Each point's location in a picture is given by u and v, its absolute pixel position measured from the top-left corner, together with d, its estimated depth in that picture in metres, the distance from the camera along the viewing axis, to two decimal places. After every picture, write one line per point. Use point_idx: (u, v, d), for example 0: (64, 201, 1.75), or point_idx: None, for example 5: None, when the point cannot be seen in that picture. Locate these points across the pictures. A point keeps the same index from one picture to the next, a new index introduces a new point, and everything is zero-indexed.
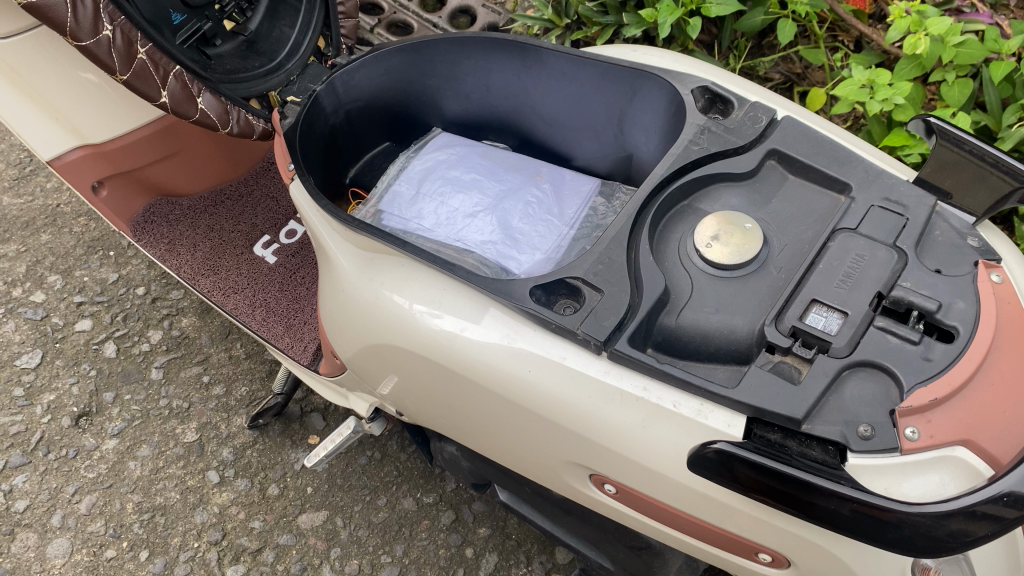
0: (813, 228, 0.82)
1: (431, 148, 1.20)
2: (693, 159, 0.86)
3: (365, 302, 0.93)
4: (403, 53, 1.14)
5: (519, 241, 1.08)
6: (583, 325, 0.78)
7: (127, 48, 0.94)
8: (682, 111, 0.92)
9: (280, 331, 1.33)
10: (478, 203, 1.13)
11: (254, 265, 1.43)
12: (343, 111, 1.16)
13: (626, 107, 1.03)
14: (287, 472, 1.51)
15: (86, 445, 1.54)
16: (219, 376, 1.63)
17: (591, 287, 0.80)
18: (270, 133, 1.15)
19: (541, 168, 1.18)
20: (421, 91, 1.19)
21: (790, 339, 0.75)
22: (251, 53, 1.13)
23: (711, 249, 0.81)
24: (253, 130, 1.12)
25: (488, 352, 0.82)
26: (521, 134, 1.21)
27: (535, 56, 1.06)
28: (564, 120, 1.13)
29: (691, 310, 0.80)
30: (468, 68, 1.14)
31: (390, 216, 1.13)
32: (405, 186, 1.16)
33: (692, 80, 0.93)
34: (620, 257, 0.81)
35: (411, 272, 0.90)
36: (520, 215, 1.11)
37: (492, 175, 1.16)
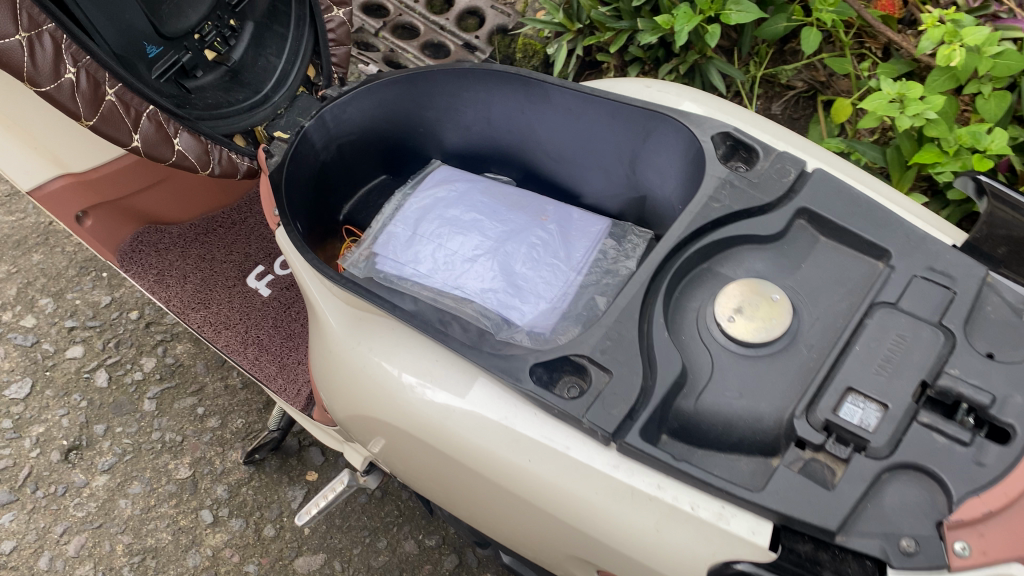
0: (847, 300, 0.73)
1: (429, 184, 1.12)
2: (714, 218, 0.77)
3: (352, 366, 0.85)
4: (398, 85, 1.06)
5: (524, 290, 1.00)
6: (588, 413, 0.70)
7: (93, 91, 0.87)
8: (702, 159, 0.83)
9: (272, 372, 1.26)
10: (479, 246, 1.05)
11: (247, 298, 1.35)
12: (334, 146, 1.08)
13: (639, 149, 0.94)
14: (284, 512, 1.44)
15: (76, 481, 1.48)
16: (214, 408, 1.56)
17: (598, 367, 0.72)
18: (256, 171, 1.07)
19: (547, 206, 1.09)
20: (418, 123, 1.11)
21: (823, 434, 0.66)
22: (235, 85, 1.05)
23: (734, 324, 0.73)
24: (237, 170, 1.03)
25: (484, 436, 0.74)
26: (525, 167, 1.13)
27: (539, 91, 0.97)
28: (570, 157, 1.05)
29: (711, 393, 0.72)
30: (467, 100, 1.06)
31: (384, 260, 1.05)
32: (401, 226, 1.08)
33: (712, 125, 0.84)
34: (632, 333, 0.72)
35: (404, 338, 0.82)
36: (526, 260, 1.03)
37: (494, 215, 1.08)
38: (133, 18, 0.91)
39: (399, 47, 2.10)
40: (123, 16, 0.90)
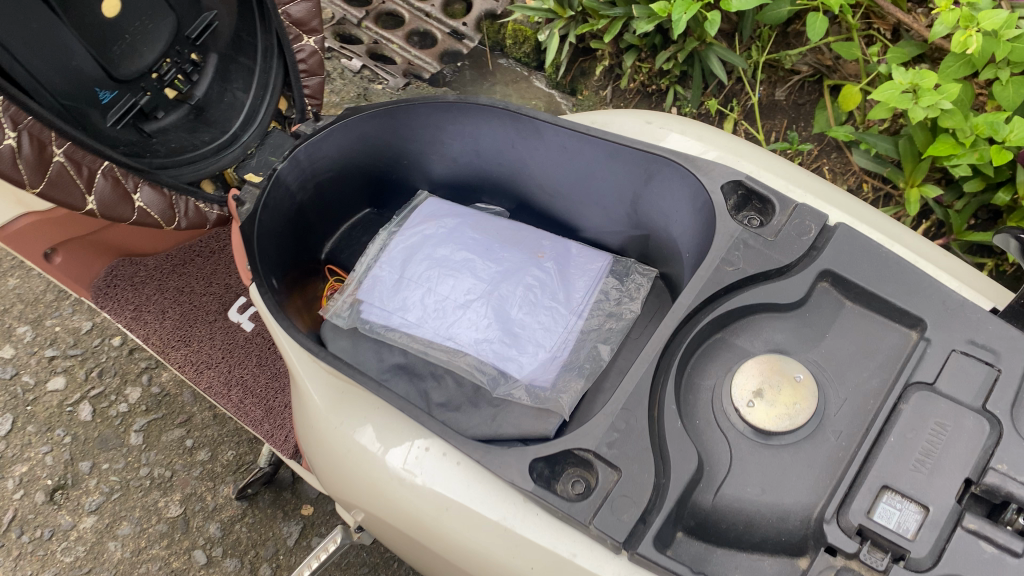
0: (877, 378, 0.66)
1: (415, 219, 1.04)
2: (728, 284, 0.70)
3: (336, 445, 0.78)
4: (377, 118, 0.97)
5: (522, 342, 0.93)
6: (596, 519, 0.63)
7: (39, 154, 0.78)
8: (712, 212, 0.75)
9: (258, 417, 1.20)
10: (471, 290, 0.97)
11: (229, 334, 1.28)
12: (310, 185, 1.00)
13: (641, 191, 0.86)
14: (280, 549, 1.39)
15: (62, 524, 1.42)
16: (203, 440, 1.50)
17: (605, 462, 0.65)
18: (227, 218, 1.00)
19: (544, 241, 1.01)
20: (401, 154, 1.03)
21: (857, 541, 0.60)
22: (199, 124, 0.97)
23: (754, 410, 0.65)
24: (205, 220, 0.96)
25: (480, 539, 0.68)
26: (520, 200, 1.05)
27: (530, 126, 0.89)
28: (566, 192, 0.96)
29: (731, 487, 0.65)
30: (453, 132, 0.98)
31: (369, 309, 0.98)
32: (387, 270, 1.00)
33: (725, 173, 0.75)
34: (641, 424, 0.65)
35: (393, 418, 0.75)
36: (522, 305, 0.96)
37: (487, 253, 1.00)
38: (83, 64, 0.82)
39: (383, 38, 2.00)
40: (70, 62, 0.80)
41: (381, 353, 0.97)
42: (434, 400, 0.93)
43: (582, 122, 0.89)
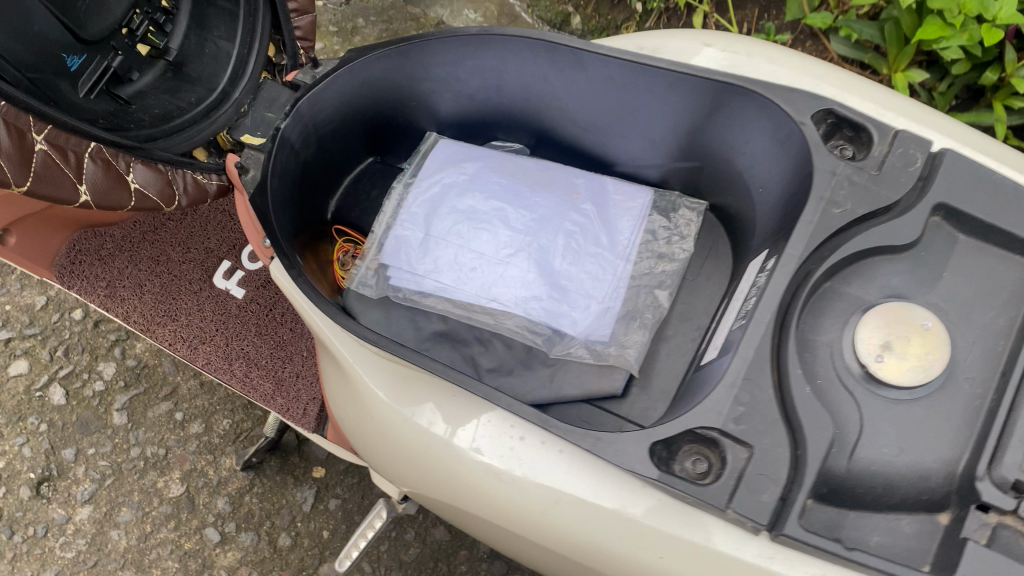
0: (1004, 316, 0.62)
1: (431, 167, 0.94)
2: (837, 229, 0.64)
3: (413, 441, 0.71)
4: (385, 60, 0.85)
5: (572, 296, 0.87)
6: (733, 503, 0.58)
7: (19, 143, 0.67)
8: (802, 145, 0.68)
9: (269, 391, 1.11)
10: (509, 243, 0.90)
11: (219, 304, 1.18)
12: (313, 141, 0.89)
13: (700, 122, 0.78)
14: (296, 516, 1.33)
15: (56, 518, 1.33)
16: (194, 412, 1.40)
17: (733, 439, 0.59)
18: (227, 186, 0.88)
19: (576, 179, 0.93)
20: (410, 96, 0.92)
21: (1013, 497, 0.57)
22: (181, 83, 0.84)
23: (884, 366, 0.61)
24: (206, 192, 0.85)
25: (600, 531, 0.63)
26: (541, 133, 0.96)
27: (570, 58, 0.79)
28: (604, 126, 0.88)
29: (866, 450, 0.61)
30: (471, 68, 0.87)
31: (398, 275, 0.89)
32: (410, 229, 0.91)
33: (813, 102, 0.68)
34: (767, 395, 0.60)
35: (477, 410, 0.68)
36: (565, 255, 0.89)
37: (518, 200, 0.92)
38: (47, 30, 0.69)
39: None
40: (29, 29, 0.67)
41: (416, 320, 0.90)
42: (484, 366, 0.87)
43: (626, 49, 0.80)
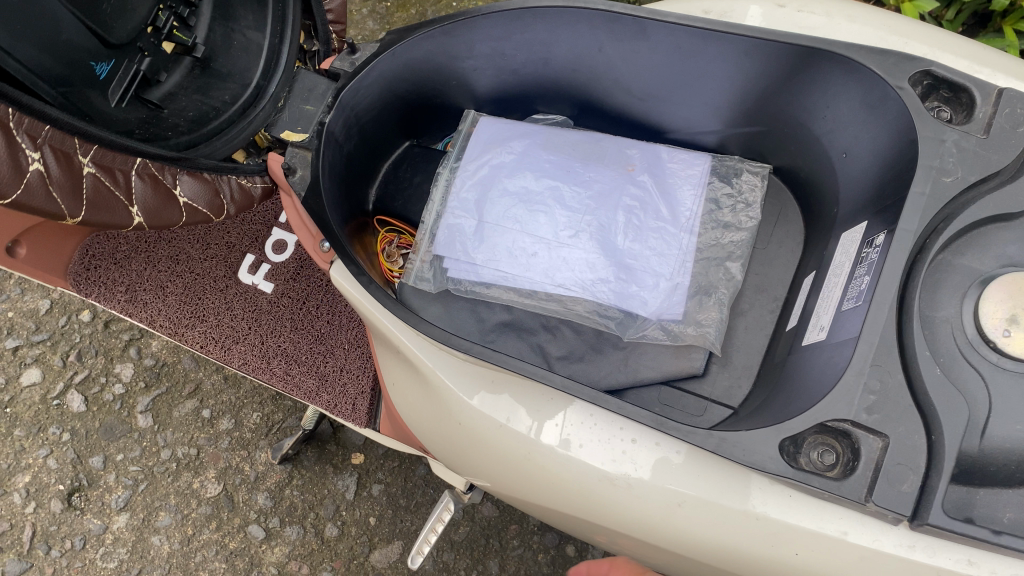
0: None
1: (475, 148, 0.90)
2: (951, 198, 0.61)
3: (512, 448, 0.69)
4: (429, 40, 0.80)
5: (639, 275, 0.83)
6: (874, 496, 0.57)
7: (68, 169, 0.62)
8: (899, 111, 0.65)
9: (313, 387, 1.08)
10: (568, 224, 0.86)
11: (250, 301, 1.13)
12: (354, 132, 0.84)
13: (774, 87, 0.75)
14: (340, 505, 1.31)
15: (93, 529, 1.30)
16: (221, 408, 1.36)
17: (867, 430, 0.58)
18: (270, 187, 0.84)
19: (629, 150, 0.89)
20: (450, 75, 0.87)
21: None
22: (211, 80, 0.77)
23: (1012, 340, 0.59)
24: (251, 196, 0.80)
25: (726, 532, 0.61)
26: (586, 104, 0.91)
27: (634, 27, 0.74)
28: (662, 94, 0.84)
29: (998, 428, 0.59)
30: (520, 43, 0.82)
31: (455, 266, 0.85)
32: (462, 216, 0.87)
33: (909, 64, 0.65)
34: (896, 379, 0.59)
35: (582, 415, 0.67)
36: (627, 232, 0.86)
37: (571, 176, 0.88)
38: (79, 40, 0.62)
39: None
40: (59, 38, 0.60)
41: (478, 312, 0.86)
42: (553, 354, 0.84)
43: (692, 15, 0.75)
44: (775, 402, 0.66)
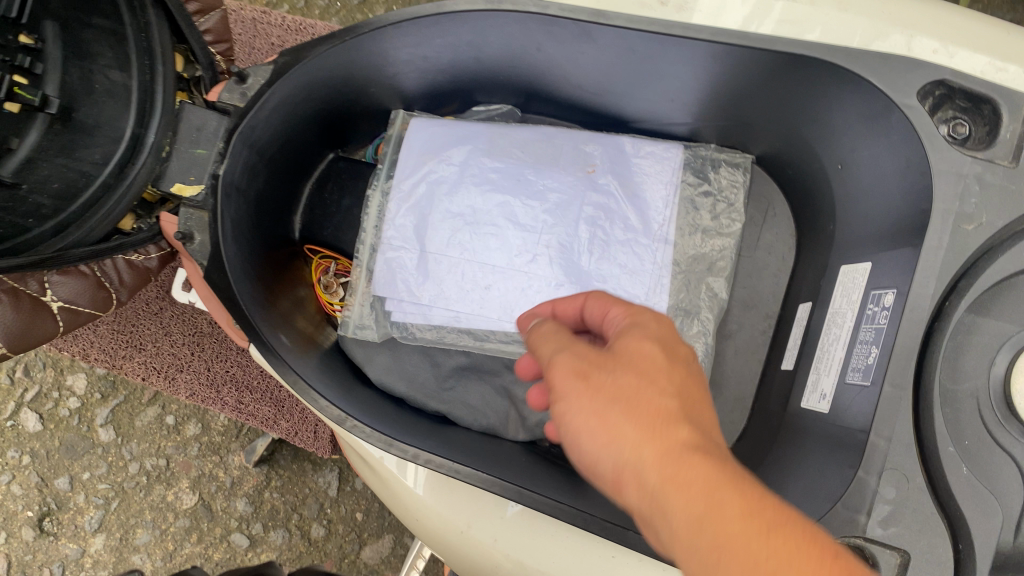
0: None
1: (407, 162, 0.76)
2: (975, 249, 0.50)
3: (475, 557, 0.62)
4: (334, 56, 0.67)
5: (607, 299, 0.73)
6: None
7: None
8: (905, 135, 0.53)
9: (269, 415, 1.01)
10: (522, 245, 0.74)
11: (189, 322, 1.02)
12: (261, 168, 0.71)
13: (756, 83, 0.62)
14: (324, 503, 1.25)
15: (70, 554, 1.25)
16: (186, 412, 1.27)
17: (882, 544, 0.47)
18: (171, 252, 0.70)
19: (587, 146, 0.76)
20: (366, 82, 0.73)
21: None
22: (75, 137, 0.62)
23: None
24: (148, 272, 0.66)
25: None
26: (531, 94, 0.78)
27: (575, 31, 0.61)
28: (617, 89, 0.71)
29: None
30: (442, 46, 0.69)
31: (399, 308, 0.75)
32: (400, 248, 0.75)
33: (918, 74, 0.52)
34: (916, 483, 0.49)
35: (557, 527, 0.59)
36: (592, 249, 0.74)
37: (523, 188, 0.76)
38: None
39: None
40: None
41: (433, 355, 0.76)
42: (520, 397, 0.75)
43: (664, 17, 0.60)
44: (775, 487, 0.57)
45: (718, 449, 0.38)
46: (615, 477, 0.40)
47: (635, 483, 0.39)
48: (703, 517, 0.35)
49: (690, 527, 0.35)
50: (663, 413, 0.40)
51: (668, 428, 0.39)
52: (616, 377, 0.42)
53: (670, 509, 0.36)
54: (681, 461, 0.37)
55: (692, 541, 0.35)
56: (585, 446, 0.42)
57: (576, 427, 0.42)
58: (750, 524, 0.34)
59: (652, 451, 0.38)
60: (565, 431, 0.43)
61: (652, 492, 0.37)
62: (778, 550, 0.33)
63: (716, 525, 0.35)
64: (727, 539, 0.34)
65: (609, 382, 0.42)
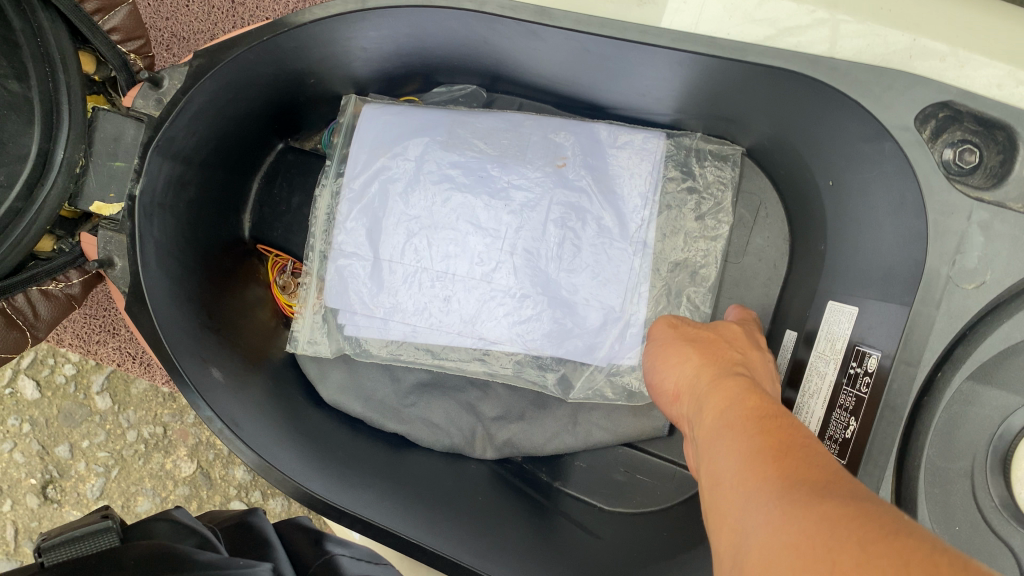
0: None
1: (359, 157, 0.69)
2: (978, 313, 0.42)
3: None
4: (258, 55, 0.59)
5: (579, 311, 0.66)
6: None
7: None
8: (901, 167, 0.45)
9: None
10: (485, 251, 0.67)
11: None
12: (190, 175, 0.64)
13: (740, 82, 0.53)
14: None
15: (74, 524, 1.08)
16: None
17: None
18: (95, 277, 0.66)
19: (558, 135, 0.67)
20: (304, 72, 0.65)
21: None
22: None
23: None
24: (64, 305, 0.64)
25: None
26: (497, 76, 0.68)
27: (523, 30, 0.53)
28: (586, 81, 0.63)
29: None
30: (378, 37, 0.61)
31: (351, 321, 0.69)
32: (351, 255, 0.68)
33: (911, 98, 0.44)
34: None
35: None
36: (561, 256, 0.66)
37: (487, 186, 0.67)
38: None
39: None
40: None
41: (393, 370, 0.71)
42: (487, 413, 0.69)
43: (623, 13, 0.49)
44: None
45: (765, 382, 0.45)
46: (676, 392, 0.49)
47: (687, 393, 0.47)
48: (726, 399, 0.42)
49: (711, 410, 0.42)
50: (726, 355, 0.49)
51: (727, 360, 0.48)
52: (705, 338, 0.53)
53: (705, 401, 0.44)
54: (726, 373, 0.45)
55: (710, 419, 0.41)
56: (664, 375, 0.51)
57: (663, 362, 0.52)
58: (757, 412, 0.39)
59: (706, 368, 0.47)
60: (652, 370, 0.53)
61: (698, 394, 0.46)
62: (768, 421, 0.38)
63: (730, 405, 0.41)
64: (736, 410, 0.40)
65: (696, 337, 0.53)
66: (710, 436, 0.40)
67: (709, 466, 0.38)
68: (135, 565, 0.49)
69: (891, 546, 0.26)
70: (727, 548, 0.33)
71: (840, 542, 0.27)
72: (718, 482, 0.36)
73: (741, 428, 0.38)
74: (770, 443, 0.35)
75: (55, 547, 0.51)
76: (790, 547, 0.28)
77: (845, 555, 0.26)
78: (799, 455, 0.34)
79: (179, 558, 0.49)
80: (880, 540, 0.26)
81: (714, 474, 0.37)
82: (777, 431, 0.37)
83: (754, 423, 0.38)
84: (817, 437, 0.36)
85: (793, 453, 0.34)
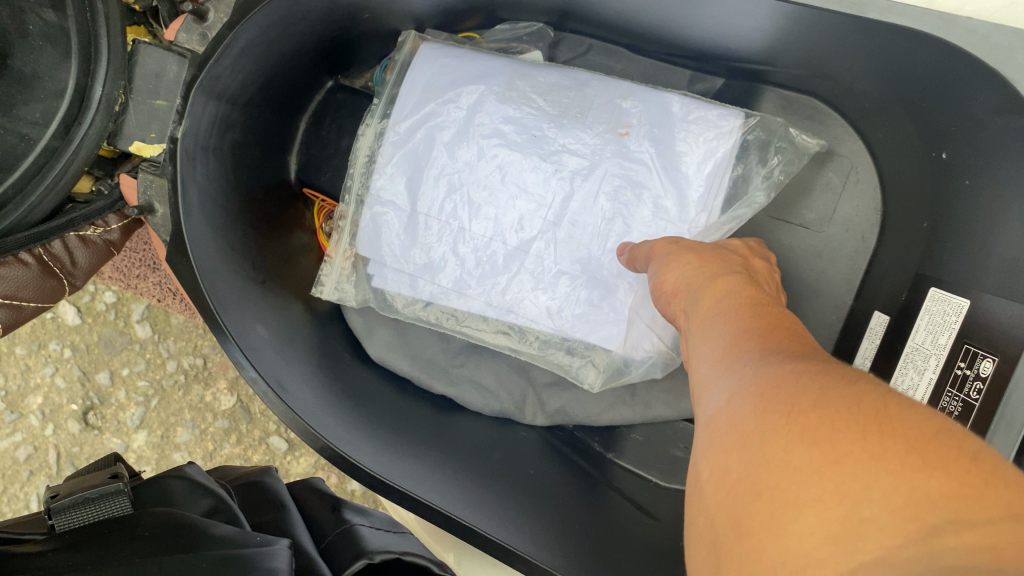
0: None
1: (407, 100, 0.63)
2: None
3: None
4: None
5: (614, 294, 0.62)
6: None
7: None
8: None
9: None
10: (533, 213, 0.63)
11: None
12: (236, 116, 0.60)
13: (860, 34, 0.48)
14: None
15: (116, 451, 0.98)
16: None
17: None
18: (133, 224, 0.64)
19: (624, 101, 0.62)
20: (363, 6, 0.60)
21: None
22: None
23: None
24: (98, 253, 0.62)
25: None
26: (566, 17, 0.63)
27: None
28: (674, 26, 0.57)
29: None
30: None
31: (381, 274, 0.66)
32: (388, 204, 0.64)
33: None
34: None
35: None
36: (612, 230, 0.62)
37: (538, 146, 0.62)
38: None
39: None
40: None
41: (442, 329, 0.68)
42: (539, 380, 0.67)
43: None
44: None
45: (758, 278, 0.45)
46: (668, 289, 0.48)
47: (681, 283, 0.47)
48: (720, 290, 0.41)
49: (701, 298, 0.42)
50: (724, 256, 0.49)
51: (725, 258, 0.48)
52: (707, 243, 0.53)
53: (699, 287, 0.44)
54: (723, 267, 0.45)
55: (703, 303, 0.42)
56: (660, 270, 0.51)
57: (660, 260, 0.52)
58: (745, 299, 0.40)
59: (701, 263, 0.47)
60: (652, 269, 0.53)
61: (693, 281, 0.45)
62: (759, 306, 0.38)
63: (719, 291, 0.41)
64: (728, 296, 0.40)
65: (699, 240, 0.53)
66: (698, 321, 0.41)
67: (695, 346, 0.39)
68: (147, 540, 0.41)
69: (843, 388, 0.27)
70: (700, 414, 0.34)
71: (802, 392, 0.28)
72: (701, 359, 0.37)
73: (730, 312, 0.38)
74: (757, 325, 0.36)
75: (66, 509, 0.43)
76: (759, 403, 0.29)
77: (804, 401, 0.27)
78: (781, 333, 0.34)
79: (188, 531, 0.42)
80: (835, 388, 0.27)
81: (701, 351, 0.38)
82: (767, 315, 0.37)
83: (742, 308, 0.39)
84: (803, 325, 0.36)
85: (778, 333, 0.34)
